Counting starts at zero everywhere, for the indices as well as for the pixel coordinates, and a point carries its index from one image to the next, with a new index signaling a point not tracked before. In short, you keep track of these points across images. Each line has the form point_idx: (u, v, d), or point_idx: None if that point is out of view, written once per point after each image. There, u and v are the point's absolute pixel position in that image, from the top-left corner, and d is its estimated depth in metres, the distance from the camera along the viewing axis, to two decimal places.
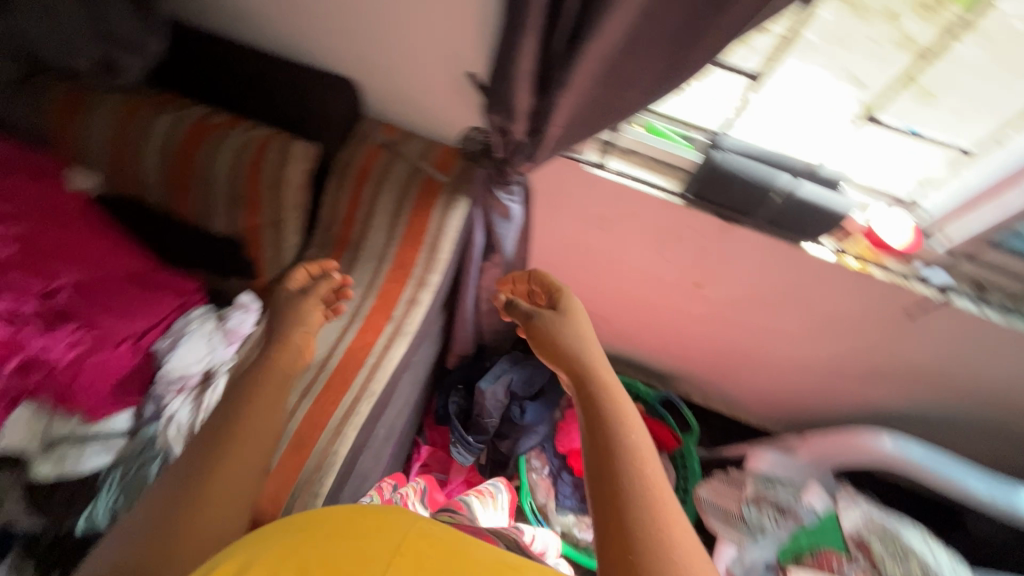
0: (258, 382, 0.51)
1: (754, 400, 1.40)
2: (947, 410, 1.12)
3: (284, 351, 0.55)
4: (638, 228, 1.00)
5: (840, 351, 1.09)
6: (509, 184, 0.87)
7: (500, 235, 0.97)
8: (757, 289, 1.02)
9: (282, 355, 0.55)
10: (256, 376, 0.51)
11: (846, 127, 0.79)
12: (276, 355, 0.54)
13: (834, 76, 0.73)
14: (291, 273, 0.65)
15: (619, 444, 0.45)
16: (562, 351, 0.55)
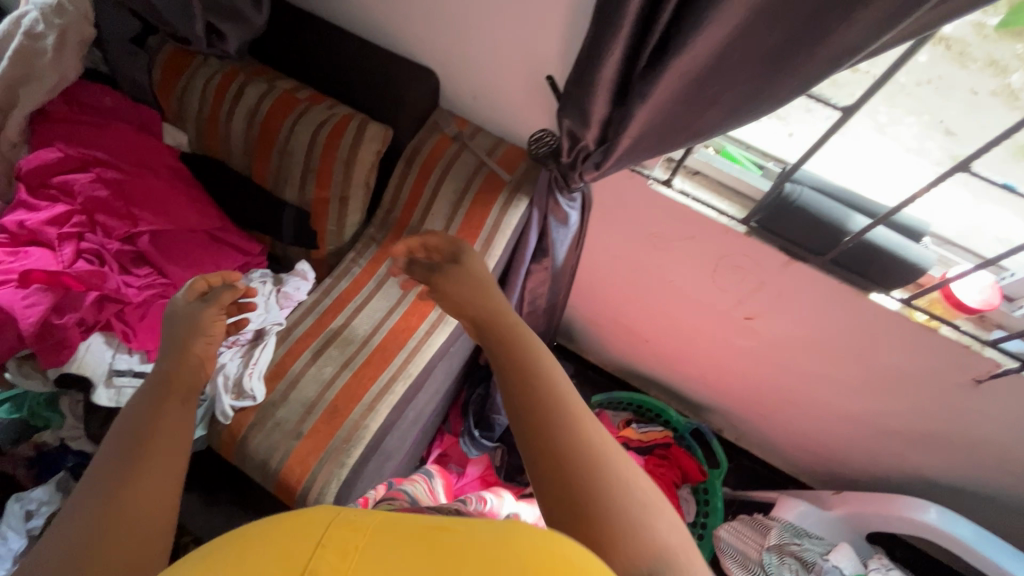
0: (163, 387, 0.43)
1: (791, 446, 1.34)
2: (1006, 494, 1.03)
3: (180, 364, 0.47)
4: (694, 251, 0.97)
5: (894, 411, 1.03)
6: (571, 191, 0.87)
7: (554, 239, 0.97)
8: (811, 331, 0.98)
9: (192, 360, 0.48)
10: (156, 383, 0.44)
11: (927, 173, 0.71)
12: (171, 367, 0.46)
13: (927, 123, 0.68)
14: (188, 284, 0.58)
15: (544, 391, 0.46)
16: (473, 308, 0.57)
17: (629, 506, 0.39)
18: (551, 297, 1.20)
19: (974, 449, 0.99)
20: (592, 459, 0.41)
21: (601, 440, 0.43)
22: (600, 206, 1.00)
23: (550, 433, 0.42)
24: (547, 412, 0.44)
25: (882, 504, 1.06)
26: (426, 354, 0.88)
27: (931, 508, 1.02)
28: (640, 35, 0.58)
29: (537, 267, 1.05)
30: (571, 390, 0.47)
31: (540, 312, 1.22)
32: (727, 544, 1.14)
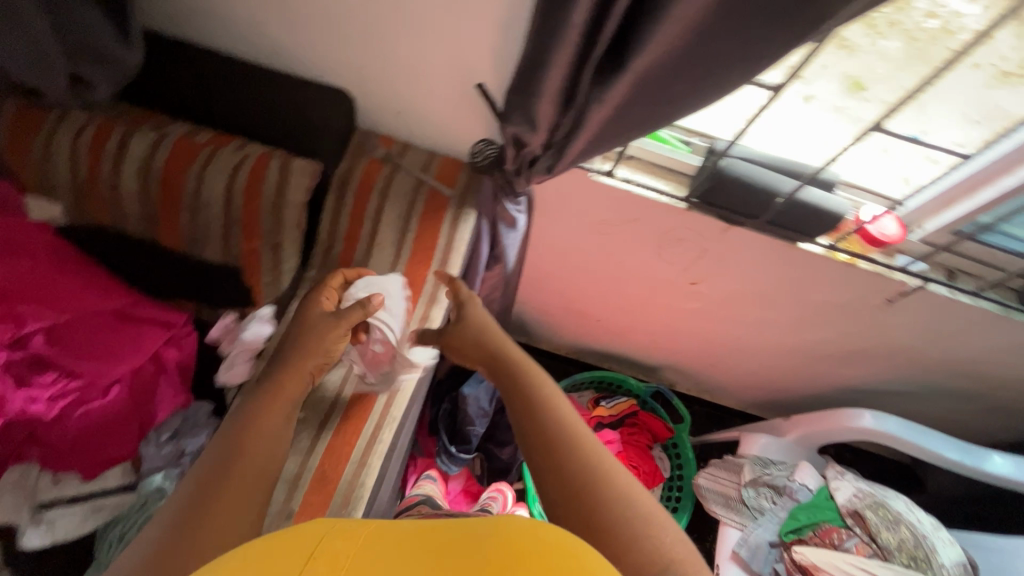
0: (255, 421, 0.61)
1: (737, 385, 1.46)
2: (915, 384, 1.22)
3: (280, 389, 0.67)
4: (638, 231, 1.01)
5: (825, 338, 1.16)
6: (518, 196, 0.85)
7: (506, 245, 0.95)
8: (751, 285, 1.07)
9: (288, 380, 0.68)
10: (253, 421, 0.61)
11: (846, 135, 0.81)
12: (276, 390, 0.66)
13: (837, 82, 0.75)
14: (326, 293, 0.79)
15: (547, 425, 0.56)
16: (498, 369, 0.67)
17: (633, 523, 0.46)
18: (506, 299, 1.19)
19: (892, 355, 1.15)
20: (587, 484, 0.49)
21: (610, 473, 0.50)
22: (542, 204, 1.00)
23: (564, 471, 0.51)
24: (554, 448, 0.53)
25: (828, 421, 1.19)
26: (404, 393, 0.84)
27: (866, 413, 1.16)
28: (587, 39, 0.57)
29: (490, 274, 1.03)
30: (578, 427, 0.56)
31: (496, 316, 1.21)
32: (709, 491, 1.25)
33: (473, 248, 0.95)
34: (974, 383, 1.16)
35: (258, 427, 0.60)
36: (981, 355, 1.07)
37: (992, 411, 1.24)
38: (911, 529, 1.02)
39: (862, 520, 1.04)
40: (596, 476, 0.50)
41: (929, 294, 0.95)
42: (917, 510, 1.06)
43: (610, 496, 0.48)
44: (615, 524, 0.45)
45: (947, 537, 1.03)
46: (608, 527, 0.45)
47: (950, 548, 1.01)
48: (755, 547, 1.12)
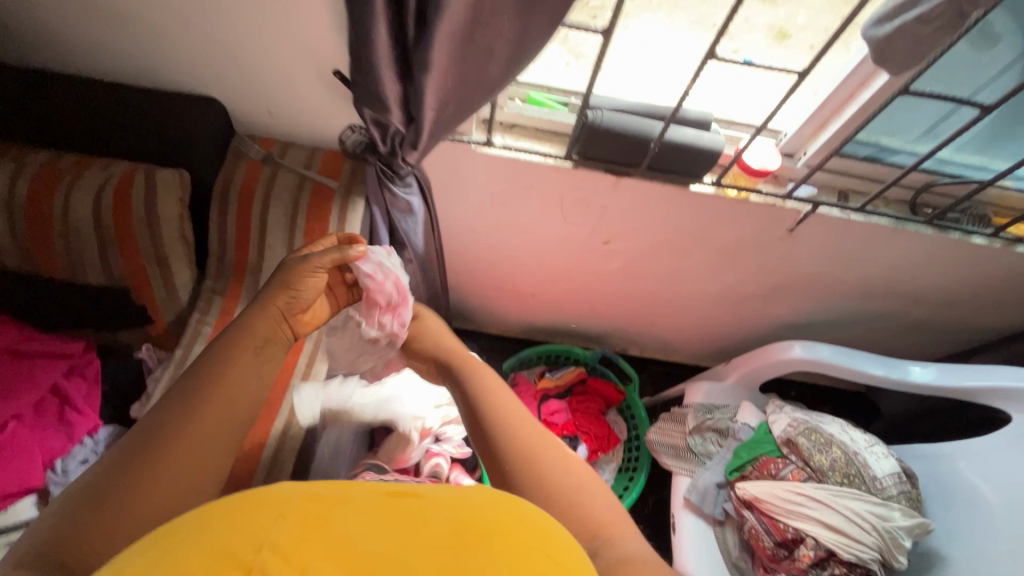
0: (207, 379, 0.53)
1: (681, 339, 1.49)
2: (841, 310, 1.25)
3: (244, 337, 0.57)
4: (538, 198, 1.02)
5: (745, 278, 1.19)
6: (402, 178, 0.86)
7: (406, 230, 0.96)
8: (659, 236, 1.08)
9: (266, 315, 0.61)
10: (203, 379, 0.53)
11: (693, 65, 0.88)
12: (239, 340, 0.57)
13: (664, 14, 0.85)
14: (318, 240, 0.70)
15: (494, 420, 0.58)
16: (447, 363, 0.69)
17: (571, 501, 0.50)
18: (430, 286, 1.20)
19: (813, 285, 1.18)
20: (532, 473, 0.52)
21: (554, 459, 0.54)
22: (438, 185, 1.01)
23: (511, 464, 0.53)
24: (501, 441, 0.55)
25: (762, 358, 1.21)
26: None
27: (795, 344, 1.18)
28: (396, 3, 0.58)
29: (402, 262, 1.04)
30: (520, 419, 0.58)
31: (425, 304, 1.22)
32: (660, 444, 1.26)
33: (372, 238, 0.96)
34: (893, 300, 1.19)
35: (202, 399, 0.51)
36: (889, 271, 1.10)
37: (920, 324, 1.27)
38: (844, 448, 1.05)
39: (795, 448, 1.06)
40: (538, 464, 0.53)
41: (822, 218, 0.97)
42: (851, 429, 1.09)
43: (553, 480, 0.51)
44: (555, 504, 0.49)
45: (882, 448, 1.07)
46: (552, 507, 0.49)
47: (882, 461, 1.04)
48: (704, 491, 1.14)
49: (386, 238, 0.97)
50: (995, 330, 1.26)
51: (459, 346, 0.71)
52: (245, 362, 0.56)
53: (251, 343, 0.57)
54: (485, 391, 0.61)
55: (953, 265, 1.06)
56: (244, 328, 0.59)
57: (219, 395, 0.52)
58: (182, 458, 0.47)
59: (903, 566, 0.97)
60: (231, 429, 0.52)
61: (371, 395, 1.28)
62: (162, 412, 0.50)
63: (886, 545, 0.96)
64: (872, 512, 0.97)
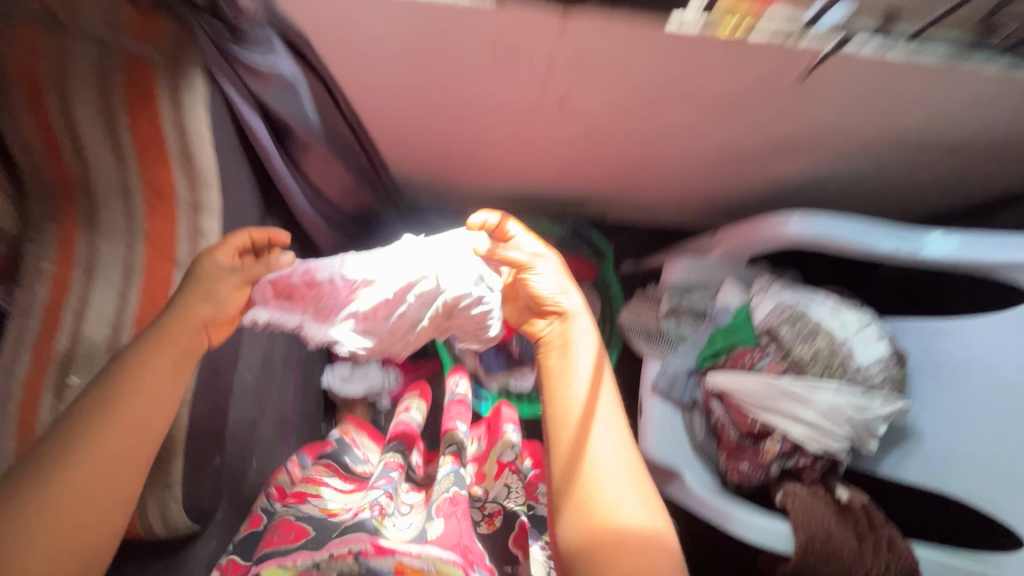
0: (127, 385, 0.58)
1: (664, 201, 1.30)
2: (856, 167, 1.03)
3: (154, 345, 0.60)
4: (459, 50, 0.74)
5: (740, 135, 0.95)
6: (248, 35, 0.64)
7: (281, 108, 0.73)
8: (628, 93, 0.83)
9: (176, 320, 0.61)
10: (124, 383, 0.58)
11: None
12: (161, 337, 0.60)
13: None
14: (228, 241, 0.65)
15: (563, 433, 0.67)
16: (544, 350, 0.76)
17: (612, 535, 0.59)
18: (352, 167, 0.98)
19: (825, 140, 0.94)
20: (585, 497, 0.62)
21: (613, 486, 0.63)
22: (317, 38, 0.72)
23: (568, 477, 0.64)
24: (567, 454, 0.66)
25: (754, 230, 1.03)
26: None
27: (793, 217, 0.98)
28: None
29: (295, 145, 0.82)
30: (590, 436, 0.66)
31: (352, 188, 1.01)
32: (633, 326, 1.19)
33: (237, 124, 0.73)
34: (924, 154, 0.96)
35: (128, 400, 0.57)
36: (927, 121, 0.85)
37: (952, 176, 1.05)
38: (832, 337, 0.93)
39: (777, 338, 0.95)
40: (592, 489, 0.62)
41: (847, 59, 0.70)
42: (845, 310, 0.97)
43: (599, 509, 0.61)
44: (597, 533, 0.60)
45: (877, 333, 0.95)
46: (596, 538, 0.59)
47: (872, 347, 0.94)
48: (673, 378, 1.07)
49: (258, 120, 0.73)
50: None
51: (563, 329, 0.76)
52: (152, 386, 0.59)
53: (167, 363, 0.60)
54: (571, 400, 0.69)
55: (1015, 109, 0.81)
56: (159, 341, 0.60)
57: (122, 425, 0.57)
58: (80, 490, 0.54)
59: (871, 449, 0.93)
60: (135, 454, 0.58)
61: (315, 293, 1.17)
62: (99, 408, 0.56)
63: (857, 435, 0.90)
64: (851, 405, 0.89)
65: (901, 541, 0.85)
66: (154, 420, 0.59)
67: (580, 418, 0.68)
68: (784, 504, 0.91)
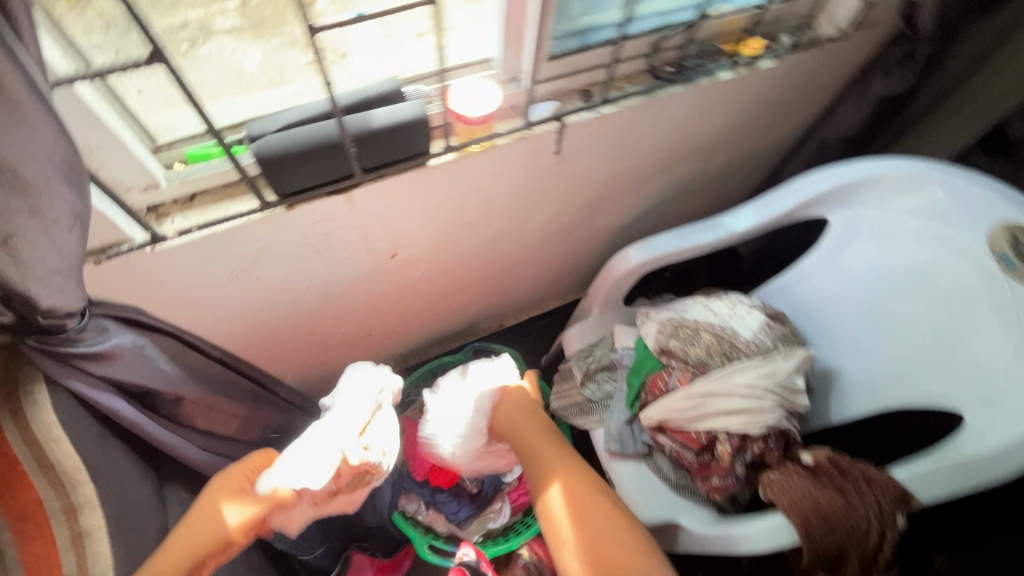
0: None
1: (537, 289, 1.44)
2: (650, 199, 1.26)
3: (175, 542, 0.67)
4: (291, 256, 0.86)
5: (554, 213, 1.13)
6: (90, 325, 0.69)
7: (149, 390, 0.79)
8: (440, 222, 0.97)
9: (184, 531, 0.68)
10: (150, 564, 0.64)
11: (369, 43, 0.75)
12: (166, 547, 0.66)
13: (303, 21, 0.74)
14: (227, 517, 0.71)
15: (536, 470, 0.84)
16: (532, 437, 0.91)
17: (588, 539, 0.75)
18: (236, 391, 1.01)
19: (612, 189, 1.14)
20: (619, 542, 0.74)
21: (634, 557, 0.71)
22: (138, 294, 0.78)
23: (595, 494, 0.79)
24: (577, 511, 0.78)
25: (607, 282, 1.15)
26: None
27: (631, 249, 1.12)
28: None
29: (177, 401, 0.86)
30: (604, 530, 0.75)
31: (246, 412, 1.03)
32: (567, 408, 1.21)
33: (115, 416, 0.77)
34: (687, 168, 1.21)
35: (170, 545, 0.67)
36: (668, 146, 1.09)
37: (727, 160, 1.28)
38: (712, 330, 1.02)
39: (673, 353, 1.02)
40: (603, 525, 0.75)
41: (575, 125, 0.89)
42: (714, 303, 1.07)
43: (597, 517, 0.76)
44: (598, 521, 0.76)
45: (751, 307, 1.06)
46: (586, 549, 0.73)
47: (749, 320, 1.04)
48: (620, 434, 1.06)
49: (122, 399, 0.76)
50: (777, 147, 1.34)
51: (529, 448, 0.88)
52: (194, 548, 0.67)
53: (198, 550, 0.67)
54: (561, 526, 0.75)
55: (716, 110, 1.06)
56: (189, 531, 0.68)
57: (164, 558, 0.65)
58: None
59: (805, 405, 0.98)
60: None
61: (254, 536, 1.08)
62: None
63: (786, 397, 0.96)
64: (760, 377, 0.95)
65: (877, 470, 0.87)
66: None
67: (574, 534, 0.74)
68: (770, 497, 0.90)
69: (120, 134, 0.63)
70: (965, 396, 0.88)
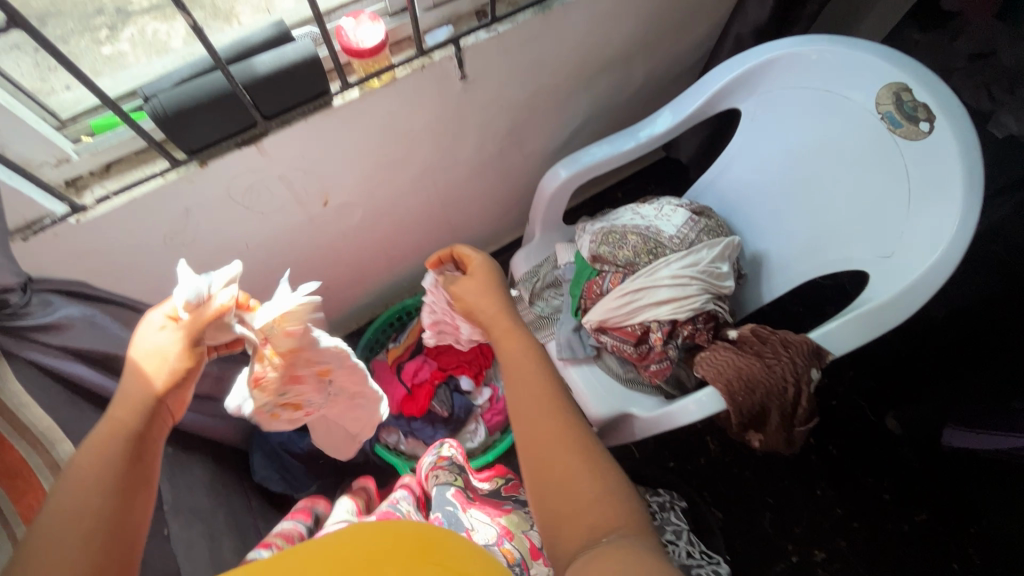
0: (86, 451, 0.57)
1: (486, 223, 1.49)
2: (577, 117, 1.28)
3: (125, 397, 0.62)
4: (221, 215, 0.90)
5: (480, 143, 1.15)
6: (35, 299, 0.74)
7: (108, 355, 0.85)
8: (364, 164, 1.00)
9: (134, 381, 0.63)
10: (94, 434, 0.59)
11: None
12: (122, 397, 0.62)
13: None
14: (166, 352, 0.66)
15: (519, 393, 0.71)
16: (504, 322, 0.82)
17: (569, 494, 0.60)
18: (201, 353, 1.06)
19: (533, 110, 1.16)
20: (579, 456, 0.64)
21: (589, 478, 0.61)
22: (76, 268, 0.82)
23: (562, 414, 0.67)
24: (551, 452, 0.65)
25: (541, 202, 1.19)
26: None
27: (559, 167, 1.15)
28: None
29: None
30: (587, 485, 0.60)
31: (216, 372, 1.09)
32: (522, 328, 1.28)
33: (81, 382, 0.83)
34: (607, 80, 1.23)
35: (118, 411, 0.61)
36: (580, 59, 1.11)
37: (648, 67, 1.30)
38: (639, 231, 1.07)
39: (605, 258, 1.07)
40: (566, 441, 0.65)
41: (473, 47, 0.91)
42: (641, 206, 1.12)
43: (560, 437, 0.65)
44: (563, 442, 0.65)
45: (677, 205, 1.11)
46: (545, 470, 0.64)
47: (674, 217, 1.08)
48: (569, 342, 1.15)
49: (86, 368, 0.81)
50: (697, 48, 1.36)
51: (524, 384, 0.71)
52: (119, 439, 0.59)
53: (128, 429, 0.60)
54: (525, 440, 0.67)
55: (621, 15, 1.07)
56: (123, 397, 0.62)
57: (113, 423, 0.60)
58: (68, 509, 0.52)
59: (732, 288, 1.05)
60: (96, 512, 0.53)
61: (246, 481, 1.18)
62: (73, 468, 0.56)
63: (711, 282, 1.02)
64: (685, 266, 1.02)
65: (794, 335, 0.95)
66: (120, 466, 0.57)
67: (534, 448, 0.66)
68: (701, 373, 0.99)
69: (13, 110, 0.66)
70: (869, 254, 0.94)
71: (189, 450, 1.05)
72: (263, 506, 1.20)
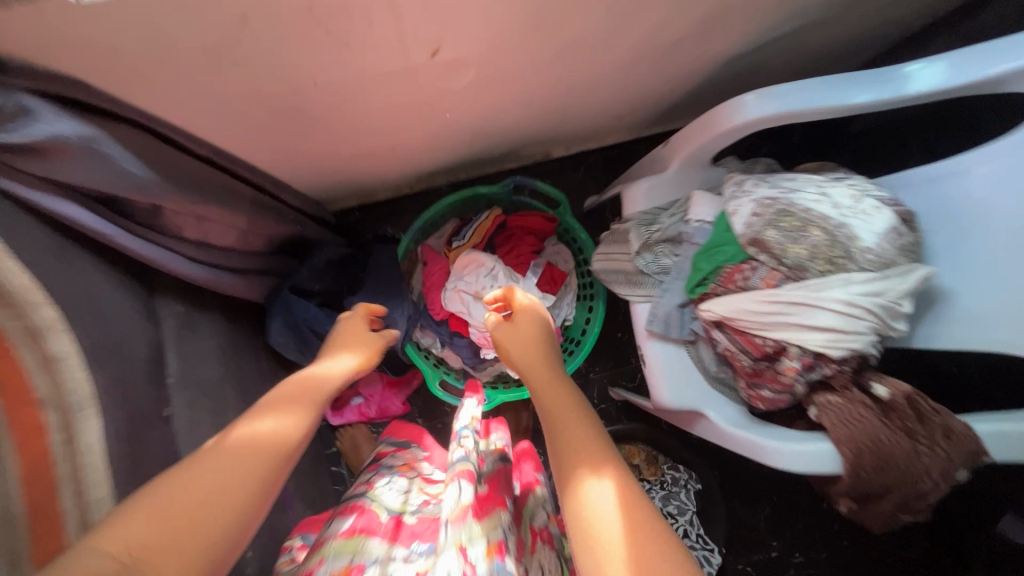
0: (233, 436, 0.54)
1: (601, 116, 1.17)
2: (793, 20, 0.90)
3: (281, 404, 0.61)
4: (289, 36, 0.60)
5: (659, 23, 0.80)
6: None
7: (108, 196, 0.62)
8: (503, 14, 0.67)
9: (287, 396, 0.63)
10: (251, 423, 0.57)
11: None
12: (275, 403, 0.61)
13: None
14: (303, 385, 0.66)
15: (559, 428, 0.61)
16: (547, 352, 0.75)
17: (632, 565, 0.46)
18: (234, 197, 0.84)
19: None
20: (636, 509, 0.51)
21: (656, 545, 0.48)
22: (71, 59, 0.55)
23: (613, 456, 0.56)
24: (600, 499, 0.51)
25: (704, 133, 0.88)
26: (93, 431, 0.61)
27: (748, 97, 0.83)
28: None
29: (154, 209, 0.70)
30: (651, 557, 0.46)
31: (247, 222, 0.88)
32: (609, 273, 1.06)
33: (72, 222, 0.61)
34: None
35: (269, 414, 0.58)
36: None
37: None
38: (824, 225, 0.79)
39: (763, 244, 0.81)
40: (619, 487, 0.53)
41: None
42: (832, 188, 0.83)
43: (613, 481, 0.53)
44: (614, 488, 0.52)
45: (880, 204, 0.82)
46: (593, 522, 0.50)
47: (875, 220, 0.80)
48: (666, 318, 0.95)
49: (119, 229, 0.66)
50: None
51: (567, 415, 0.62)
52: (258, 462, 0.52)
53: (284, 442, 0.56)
54: (569, 477, 0.55)
55: None
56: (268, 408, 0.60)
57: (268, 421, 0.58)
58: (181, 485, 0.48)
59: (901, 332, 0.82)
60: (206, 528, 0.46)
61: (259, 343, 1.05)
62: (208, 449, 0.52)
63: (883, 321, 0.78)
64: (863, 294, 0.78)
65: (959, 422, 0.76)
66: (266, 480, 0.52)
67: (578, 487, 0.53)
68: (821, 419, 0.82)
69: None
70: None
71: (206, 307, 0.89)
72: (274, 369, 1.09)
